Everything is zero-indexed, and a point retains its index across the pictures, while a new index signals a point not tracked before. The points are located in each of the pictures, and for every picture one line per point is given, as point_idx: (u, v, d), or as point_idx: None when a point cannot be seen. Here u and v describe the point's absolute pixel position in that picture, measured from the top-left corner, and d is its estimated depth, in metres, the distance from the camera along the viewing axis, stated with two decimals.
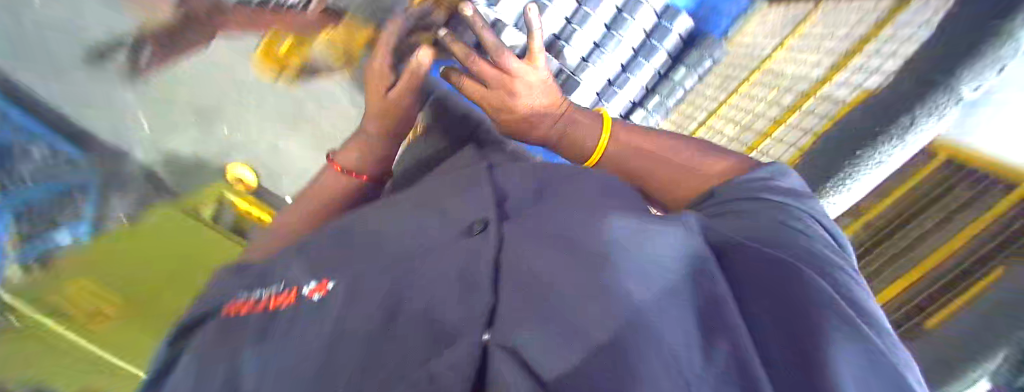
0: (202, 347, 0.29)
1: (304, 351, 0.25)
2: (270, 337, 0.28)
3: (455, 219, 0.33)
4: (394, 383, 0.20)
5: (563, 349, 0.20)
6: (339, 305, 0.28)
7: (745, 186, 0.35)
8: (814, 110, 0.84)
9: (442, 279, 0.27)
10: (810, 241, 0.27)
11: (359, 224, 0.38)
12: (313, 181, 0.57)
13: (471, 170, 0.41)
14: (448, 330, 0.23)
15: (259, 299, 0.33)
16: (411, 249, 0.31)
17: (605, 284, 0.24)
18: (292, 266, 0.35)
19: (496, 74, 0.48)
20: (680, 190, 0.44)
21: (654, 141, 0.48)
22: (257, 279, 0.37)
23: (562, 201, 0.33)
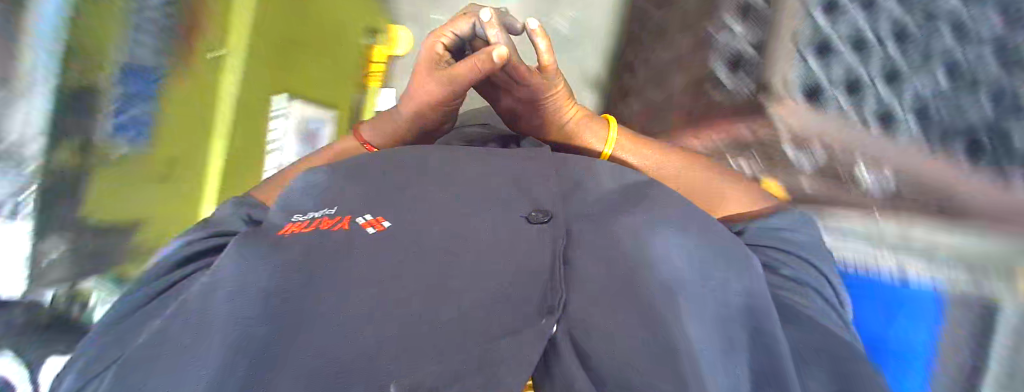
0: (248, 251, 0.29)
1: (351, 275, 0.25)
2: (319, 252, 0.27)
3: (519, 203, 0.33)
4: (457, 333, 0.20)
5: (628, 349, 0.22)
6: (396, 245, 0.27)
7: (770, 235, 0.39)
8: None
9: (504, 256, 0.27)
10: (825, 302, 0.33)
11: (420, 175, 0.37)
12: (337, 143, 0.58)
13: (542, 160, 0.40)
14: (511, 302, 0.23)
15: (308, 221, 0.32)
16: (475, 219, 0.31)
17: (660, 294, 0.25)
18: (345, 194, 0.35)
19: (535, 100, 0.51)
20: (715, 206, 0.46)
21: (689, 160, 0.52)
22: (308, 201, 0.36)
23: (620, 218, 0.33)
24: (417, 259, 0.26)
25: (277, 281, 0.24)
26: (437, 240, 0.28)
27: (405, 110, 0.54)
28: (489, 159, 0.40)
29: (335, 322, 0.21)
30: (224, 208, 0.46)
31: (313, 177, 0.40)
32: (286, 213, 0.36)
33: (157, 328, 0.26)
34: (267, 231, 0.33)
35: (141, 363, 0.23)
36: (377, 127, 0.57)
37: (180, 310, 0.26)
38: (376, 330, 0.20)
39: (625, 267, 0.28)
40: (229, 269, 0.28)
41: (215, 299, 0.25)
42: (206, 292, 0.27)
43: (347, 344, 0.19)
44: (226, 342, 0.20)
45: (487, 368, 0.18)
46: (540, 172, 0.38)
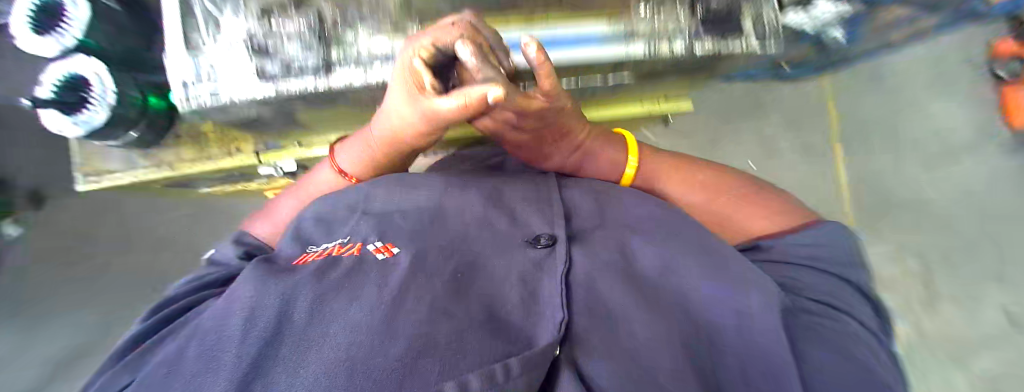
0: (263, 275, 0.30)
1: (358, 293, 0.26)
2: (326, 278, 0.28)
3: (521, 228, 0.35)
4: (467, 348, 0.21)
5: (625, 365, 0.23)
6: (405, 268, 0.28)
7: (800, 252, 0.39)
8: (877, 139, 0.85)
9: (506, 282, 0.28)
10: (860, 323, 0.32)
11: (428, 199, 0.38)
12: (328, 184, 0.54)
13: (547, 187, 0.41)
14: (513, 327, 0.24)
15: (323, 250, 0.34)
16: (477, 246, 0.32)
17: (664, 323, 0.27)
18: (358, 223, 0.37)
19: (539, 125, 0.40)
20: (756, 224, 0.45)
21: (709, 175, 0.52)
22: (325, 231, 0.39)
23: (623, 239, 0.35)
24: (424, 282, 0.27)
25: (290, 304, 0.25)
26: (444, 265, 0.29)
27: (384, 136, 0.44)
28: (495, 183, 0.41)
29: (346, 342, 0.21)
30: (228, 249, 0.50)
31: (328, 202, 0.42)
32: (301, 242, 0.38)
33: (176, 349, 0.27)
34: (281, 258, 0.35)
35: (159, 378, 0.24)
36: (360, 159, 0.50)
37: (198, 331, 0.27)
38: (386, 348, 0.20)
39: (629, 290, 0.29)
40: (243, 289, 0.29)
41: (229, 319, 0.26)
42: (222, 313, 0.27)
43: (359, 360, 0.20)
44: (239, 360, 0.21)
45: (493, 386, 0.18)
46: (542, 197, 0.39)
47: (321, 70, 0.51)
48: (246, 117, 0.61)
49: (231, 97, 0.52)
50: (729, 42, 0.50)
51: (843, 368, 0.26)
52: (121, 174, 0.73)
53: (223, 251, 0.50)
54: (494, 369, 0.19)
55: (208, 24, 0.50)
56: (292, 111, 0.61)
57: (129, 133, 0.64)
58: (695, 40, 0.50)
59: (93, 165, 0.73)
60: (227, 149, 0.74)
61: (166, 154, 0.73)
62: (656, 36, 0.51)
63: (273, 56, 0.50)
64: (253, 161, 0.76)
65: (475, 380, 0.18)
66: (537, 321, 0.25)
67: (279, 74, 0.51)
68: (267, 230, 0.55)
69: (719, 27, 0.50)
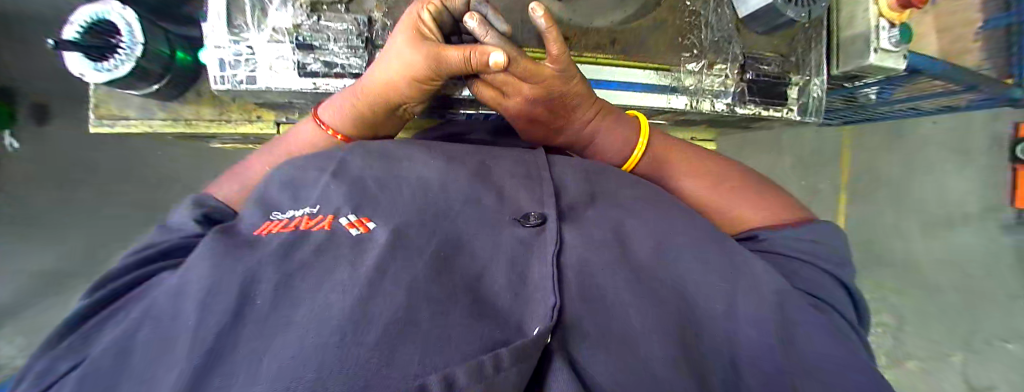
0: (221, 249, 0.26)
1: (330, 271, 0.23)
2: (290, 257, 0.25)
3: (511, 206, 0.33)
4: (452, 341, 0.19)
5: (619, 369, 0.22)
6: (384, 245, 0.25)
7: (794, 245, 0.38)
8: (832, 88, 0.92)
9: (493, 265, 0.26)
10: (833, 310, 0.33)
11: (408, 171, 0.35)
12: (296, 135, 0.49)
13: (532, 163, 0.39)
14: (500, 316, 0.22)
15: (289, 220, 0.30)
16: (456, 216, 0.30)
17: (653, 309, 0.26)
18: (328, 188, 0.33)
19: (544, 96, 0.43)
20: (754, 217, 0.43)
21: (709, 162, 0.50)
22: (294, 198, 0.35)
23: (616, 222, 0.33)
24: (404, 262, 0.24)
25: (252, 283, 0.22)
26: (425, 243, 0.26)
27: (367, 86, 0.44)
28: (481, 159, 0.39)
29: (314, 327, 0.18)
30: (183, 209, 0.41)
31: (295, 168, 0.39)
32: (265, 210, 0.33)
33: (125, 331, 0.23)
34: (242, 228, 0.31)
35: (109, 369, 0.21)
36: (336, 109, 0.47)
37: (154, 313, 0.24)
38: (359, 335, 0.18)
39: (625, 277, 0.28)
40: (201, 265, 0.25)
41: (185, 301, 0.22)
42: (179, 295, 0.24)
43: (326, 350, 0.17)
44: (192, 352, 0.18)
45: (480, 381, 0.17)
46: (532, 174, 0.37)
47: (359, 73, 0.59)
48: (267, 101, 0.67)
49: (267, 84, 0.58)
50: (774, 110, 0.68)
51: (832, 350, 0.27)
52: (135, 122, 0.70)
53: (179, 214, 0.41)
54: (483, 362, 0.17)
55: (253, 18, 0.58)
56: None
57: (152, 85, 0.63)
58: (743, 103, 0.67)
59: (110, 107, 0.69)
60: (249, 116, 0.70)
61: (183, 111, 0.70)
62: (701, 96, 0.65)
63: (314, 55, 0.58)
64: (272, 131, 0.72)
65: (463, 375, 0.17)
66: (525, 311, 0.24)
67: (319, 72, 0.58)
68: (231, 195, 0.49)
69: (782, 97, 0.68)
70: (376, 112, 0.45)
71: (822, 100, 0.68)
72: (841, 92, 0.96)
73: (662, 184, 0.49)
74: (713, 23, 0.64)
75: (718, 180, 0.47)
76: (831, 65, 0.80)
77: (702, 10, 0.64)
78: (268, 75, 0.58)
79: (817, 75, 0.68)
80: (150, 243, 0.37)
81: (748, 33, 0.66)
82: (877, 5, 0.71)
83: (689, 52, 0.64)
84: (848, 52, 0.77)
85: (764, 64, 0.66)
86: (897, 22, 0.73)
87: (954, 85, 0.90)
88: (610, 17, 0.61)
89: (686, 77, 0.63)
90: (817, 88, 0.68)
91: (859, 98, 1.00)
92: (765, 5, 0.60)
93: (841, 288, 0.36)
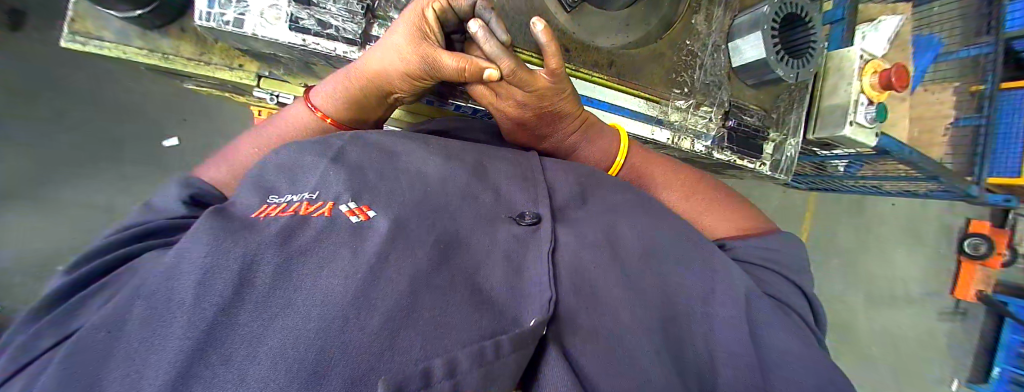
0: (219, 226, 0.25)
1: (331, 254, 0.23)
2: (291, 238, 0.24)
3: (506, 205, 0.33)
4: (453, 334, 0.20)
5: (608, 361, 0.23)
6: (384, 234, 0.25)
7: (758, 254, 0.40)
8: (815, 153, 0.97)
9: (490, 263, 0.27)
10: (797, 315, 0.35)
11: (409, 161, 0.36)
12: (287, 116, 0.47)
13: (534, 167, 0.40)
14: (499, 311, 0.23)
15: (287, 204, 0.29)
16: (452, 210, 0.31)
17: (635, 305, 0.27)
18: (327, 175, 0.32)
19: (536, 104, 0.42)
20: (721, 226, 0.46)
21: (685, 170, 0.52)
22: (292, 179, 0.33)
23: (603, 220, 0.34)
24: (404, 250, 0.24)
25: (252, 260, 0.22)
26: (425, 234, 0.27)
27: (357, 68, 0.43)
28: (483, 159, 0.39)
29: (317, 311, 0.19)
30: (169, 190, 0.38)
31: (291, 150, 0.37)
32: (258, 191, 0.32)
33: (114, 301, 0.22)
34: (237, 211, 0.29)
35: (90, 336, 0.19)
36: (326, 90, 0.45)
37: (141, 285, 0.23)
38: (361, 321, 0.19)
39: (614, 275, 0.29)
40: (195, 241, 0.24)
41: (180, 273, 0.21)
42: (172, 266, 0.22)
43: (329, 336, 0.18)
44: (190, 330, 0.18)
45: (482, 366, 0.17)
46: (526, 175, 0.38)
47: (356, 41, 0.52)
48: (254, 49, 0.58)
49: (255, 31, 0.49)
50: (748, 161, 0.72)
51: (797, 350, 0.29)
52: (109, 45, 0.59)
53: (163, 194, 0.37)
54: (485, 348, 0.18)
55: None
56: (309, 63, 0.59)
57: (135, 10, 0.54)
58: (720, 149, 0.69)
59: (85, 23, 0.58)
60: (230, 62, 0.65)
61: (162, 43, 0.61)
62: (683, 133, 0.68)
63: (310, 11, 0.50)
64: (250, 82, 0.69)
65: (466, 359, 0.17)
66: (520, 308, 0.24)
67: (311, 29, 0.51)
68: (220, 176, 0.45)
69: (759, 150, 0.71)
70: (364, 96, 0.44)
71: (793, 160, 0.73)
72: (812, 159, 1.03)
73: (646, 188, 0.49)
74: (708, 67, 0.66)
75: (693, 189, 0.50)
76: (808, 129, 0.86)
77: (699, 52, 0.66)
78: (258, 22, 0.50)
79: (792, 136, 0.72)
80: (133, 222, 0.34)
81: (739, 84, 0.69)
82: (861, 81, 0.78)
83: (681, 89, 0.65)
84: (824, 120, 0.83)
85: (747, 115, 0.69)
86: (877, 101, 0.80)
87: (915, 170, 0.98)
88: (614, 40, 0.62)
89: (669, 113, 0.65)
90: (789, 148, 0.73)
91: (828, 168, 1.07)
92: (759, 59, 0.62)
93: (802, 298, 0.38)
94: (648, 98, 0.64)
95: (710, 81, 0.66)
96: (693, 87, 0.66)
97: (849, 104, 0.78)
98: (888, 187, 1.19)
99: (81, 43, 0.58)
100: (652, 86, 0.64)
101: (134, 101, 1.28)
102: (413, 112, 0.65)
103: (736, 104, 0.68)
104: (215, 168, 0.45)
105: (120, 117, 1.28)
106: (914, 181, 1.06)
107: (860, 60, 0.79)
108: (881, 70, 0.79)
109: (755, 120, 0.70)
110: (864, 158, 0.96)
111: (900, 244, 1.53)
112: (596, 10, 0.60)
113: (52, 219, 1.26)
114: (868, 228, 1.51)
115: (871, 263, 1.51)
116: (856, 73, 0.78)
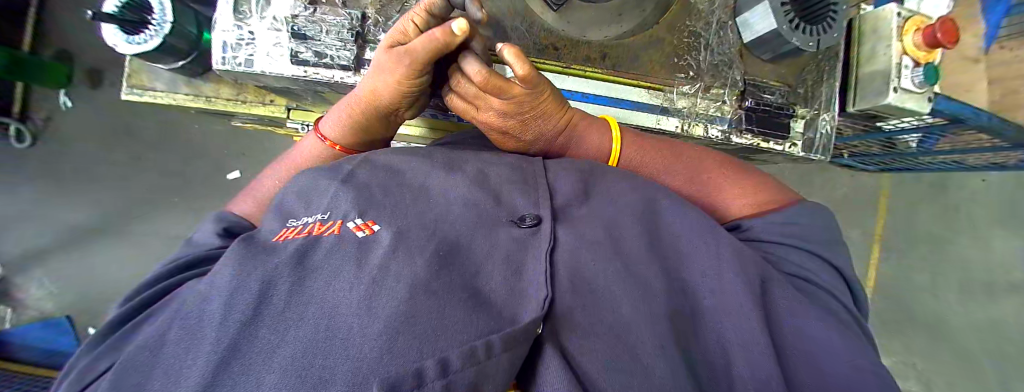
0: (244, 252, 0.28)
1: (338, 268, 0.25)
2: (307, 255, 0.26)
3: (507, 209, 0.34)
4: (449, 336, 0.20)
5: (610, 359, 0.22)
6: (387, 244, 0.27)
7: (777, 232, 0.38)
8: (867, 127, 0.90)
9: (490, 266, 0.27)
10: (830, 297, 0.33)
11: (413, 173, 0.37)
12: (303, 146, 0.50)
13: (533, 170, 0.40)
14: (496, 310, 0.23)
15: (302, 227, 0.31)
16: (450, 218, 0.31)
17: (639, 300, 0.27)
18: (337, 195, 0.34)
19: (516, 111, 0.42)
20: (734, 206, 0.44)
21: (688, 149, 0.50)
22: (305, 202, 0.36)
23: (605, 215, 0.34)
24: (406, 260, 0.25)
25: (271, 280, 0.24)
26: (425, 244, 0.28)
27: (355, 95, 0.45)
28: (482, 166, 0.39)
29: (325, 323, 0.20)
30: (206, 226, 0.42)
31: (307, 178, 0.39)
32: (281, 217, 0.35)
33: (159, 324, 0.25)
34: (263, 236, 0.32)
35: (143, 355, 0.22)
36: (331, 119, 0.48)
37: (180, 310, 0.25)
38: (364, 328, 0.20)
39: (615, 271, 0.28)
40: (225, 266, 0.26)
41: (212, 295, 0.24)
42: (206, 291, 0.25)
43: (336, 345, 0.19)
44: (217, 344, 0.20)
45: (472, 365, 0.17)
46: (527, 179, 0.38)
47: (350, 66, 0.55)
48: (273, 85, 0.63)
49: (263, 69, 0.54)
50: (774, 143, 0.67)
51: (827, 340, 0.27)
52: (161, 96, 0.67)
53: (203, 230, 0.41)
54: (476, 347, 0.18)
55: (257, 3, 0.55)
56: (320, 93, 0.64)
57: (178, 61, 0.62)
58: (738, 132, 0.65)
59: (140, 78, 0.66)
60: (262, 99, 0.70)
61: (203, 88, 0.68)
62: (694, 119, 0.64)
63: (307, 44, 0.54)
64: (281, 115, 0.73)
65: (457, 359, 0.17)
66: (519, 308, 0.24)
67: (310, 61, 0.54)
68: (249, 210, 0.48)
69: (786, 129, 0.66)
70: (361, 118, 0.46)
71: (830, 137, 0.67)
72: (877, 136, 0.95)
73: (650, 175, 0.48)
74: (715, 46, 0.63)
75: (700, 169, 0.48)
76: (848, 101, 0.81)
77: (703, 31, 0.63)
78: (266, 60, 0.55)
79: (827, 110, 0.66)
80: (179, 256, 0.38)
81: (753, 59, 0.65)
82: (902, 42, 0.72)
83: (685, 74, 0.63)
84: (866, 90, 0.77)
85: (766, 93, 0.65)
86: (924, 62, 0.73)
87: (997, 140, 0.87)
88: (606, 33, 0.63)
89: (671, 102, 0.63)
90: (825, 123, 0.67)
91: (899, 144, 1.00)
92: (770, 30, 0.58)
93: (840, 281, 0.35)
94: (651, 88, 0.63)
95: (715, 62, 0.63)
96: (697, 71, 0.63)
97: (891, 66, 0.71)
98: (964, 158, 1.06)
99: (138, 94, 0.66)
100: (649, 77, 0.63)
101: (192, 139, 1.41)
102: (429, 127, 0.68)
103: (748, 81, 0.64)
104: (246, 201, 0.50)
105: (183, 156, 1.41)
106: (992, 150, 0.93)
107: (898, 18, 0.72)
108: (923, 26, 0.73)
109: (776, 98, 0.66)
110: (928, 132, 0.88)
111: (983, 221, 1.35)
112: (583, 5, 0.60)
113: (133, 251, 1.42)
114: (941, 205, 1.36)
115: (944, 243, 1.37)
116: (894, 34, 0.72)
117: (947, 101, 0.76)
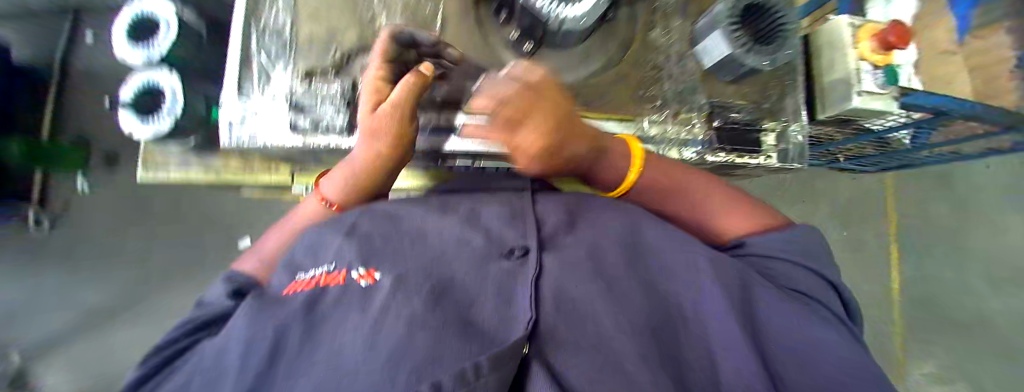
0: (255, 307, 0.30)
1: (342, 317, 0.27)
2: (314, 305, 0.28)
3: (498, 243, 0.36)
4: (445, 361, 0.22)
5: (598, 376, 0.24)
6: (386, 288, 0.29)
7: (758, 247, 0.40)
8: (861, 125, 0.91)
9: (484, 297, 0.29)
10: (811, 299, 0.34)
11: (409, 218, 0.40)
12: (309, 208, 0.53)
13: (521, 205, 0.42)
14: (488, 337, 0.25)
15: (311, 277, 0.33)
16: (444, 256, 0.34)
17: (624, 316, 0.28)
18: (342, 248, 0.36)
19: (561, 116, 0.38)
20: (736, 227, 0.45)
21: (695, 171, 0.51)
22: (313, 255, 0.38)
23: (590, 239, 0.36)
24: (404, 299, 0.27)
25: (282, 327, 0.26)
26: (422, 283, 0.30)
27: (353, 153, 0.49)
28: (473, 206, 0.42)
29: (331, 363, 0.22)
30: (218, 286, 0.44)
31: (311, 236, 0.42)
32: (290, 271, 0.37)
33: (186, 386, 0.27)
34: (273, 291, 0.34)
35: None
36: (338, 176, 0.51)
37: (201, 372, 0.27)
38: (367, 364, 0.21)
39: (600, 290, 0.30)
40: (239, 323, 0.28)
41: (231, 353, 0.26)
42: (222, 349, 0.27)
43: (341, 380, 0.20)
44: None
45: (464, 385, 0.19)
46: (516, 213, 0.40)
47: (343, 129, 0.60)
48: (276, 154, 0.68)
49: (263, 141, 0.60)
50: (749, 157, 0.70)
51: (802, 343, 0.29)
52: (174, 175, 0.72)
53: (215, 290, 0.43)
54: (466, 369, 0.20)
55: (259, 81, 0.61)
56: (319, 157, 0.69)
57: None
58: (712, 151, 0.67)
59: (154, 160, 0.71)
60: (269, 168, 0.75)
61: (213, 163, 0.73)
62: (668, 144, 0.69)
63: (305, 114, 0.60)
64: (286, 180, 0.78)
65: (448, 382, 0.19)
66: (511, 331, 0.26)
67: (307, 128, 0.60)
68: (256, 270, 0.49)
69: (757, 144, 0.70)
70: (360, 170, 0.48)
71: (803, 145, 0.71)
72: (870, 138, 0.95)
73: (661, 192, 0.48)
74: (677, 75, 0.70)
75: (707, 189, 0.49)
76: (816, 110, 0.86)
77: (665, 63, 0.70)
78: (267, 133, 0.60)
79: (794, 121, 0.71)
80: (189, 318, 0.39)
81: (716, 83, 0.71)
82: (859, 48, 0.78)
83: (653, 103, 0.69)
84: (831, 99, 0.82)
85: (733, 112, 0.70)
86: (883, 64, 0.79)
87: (987, 126, 0.88)
88: (577, 73, 0.67)
89: (643, 131, 0.67)
90: (795, 134, 0.71)
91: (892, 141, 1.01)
92: (726, 56, 0.64)
93: (824, 282, 0.37)
94: (623, 118, 0.68)
95: (678, 89, 0.69)
96: (665, 100, 0.69)
97: (850, 73, 0.77)
98: (946, 150, 1.09)
99: (152, 175, 0.71)
100: (621, 109, 0.68)
101: (202, 213, 1.46)
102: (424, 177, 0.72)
103: (712, 102, 0.70)
104: (254, 260, 0.51)
105: (193, 230, 1.45)
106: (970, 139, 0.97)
107: (850, 27, 0.79)
108: (877, 32, 0.79)
109: (742, 115, 0.71)
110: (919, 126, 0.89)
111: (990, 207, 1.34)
112: (551, 52, 0.64)
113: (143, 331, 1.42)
114: (944, 195, 1.36)
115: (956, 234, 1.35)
116: (850, 41, 0.78)
117: (938, 96, 0.72)
